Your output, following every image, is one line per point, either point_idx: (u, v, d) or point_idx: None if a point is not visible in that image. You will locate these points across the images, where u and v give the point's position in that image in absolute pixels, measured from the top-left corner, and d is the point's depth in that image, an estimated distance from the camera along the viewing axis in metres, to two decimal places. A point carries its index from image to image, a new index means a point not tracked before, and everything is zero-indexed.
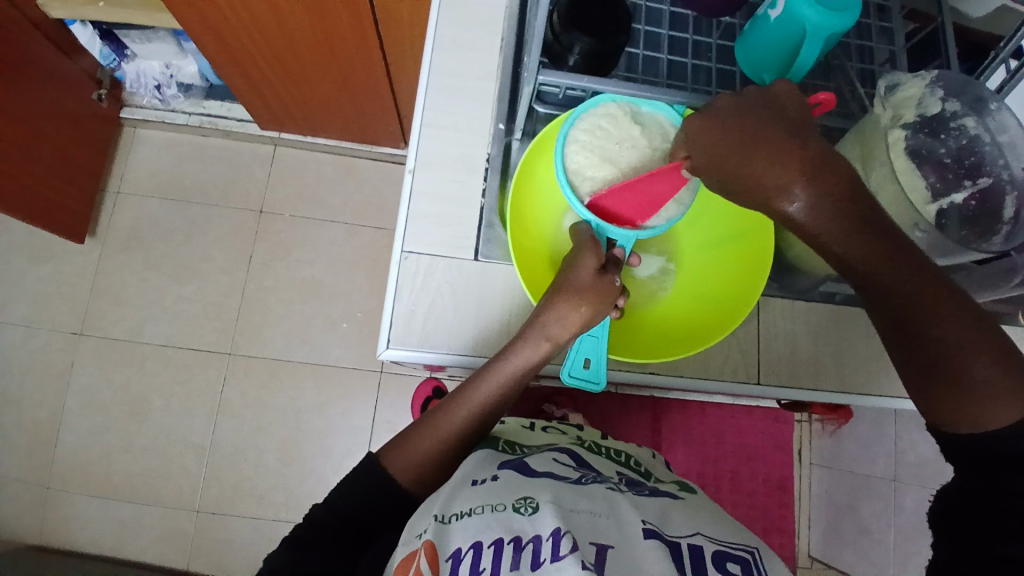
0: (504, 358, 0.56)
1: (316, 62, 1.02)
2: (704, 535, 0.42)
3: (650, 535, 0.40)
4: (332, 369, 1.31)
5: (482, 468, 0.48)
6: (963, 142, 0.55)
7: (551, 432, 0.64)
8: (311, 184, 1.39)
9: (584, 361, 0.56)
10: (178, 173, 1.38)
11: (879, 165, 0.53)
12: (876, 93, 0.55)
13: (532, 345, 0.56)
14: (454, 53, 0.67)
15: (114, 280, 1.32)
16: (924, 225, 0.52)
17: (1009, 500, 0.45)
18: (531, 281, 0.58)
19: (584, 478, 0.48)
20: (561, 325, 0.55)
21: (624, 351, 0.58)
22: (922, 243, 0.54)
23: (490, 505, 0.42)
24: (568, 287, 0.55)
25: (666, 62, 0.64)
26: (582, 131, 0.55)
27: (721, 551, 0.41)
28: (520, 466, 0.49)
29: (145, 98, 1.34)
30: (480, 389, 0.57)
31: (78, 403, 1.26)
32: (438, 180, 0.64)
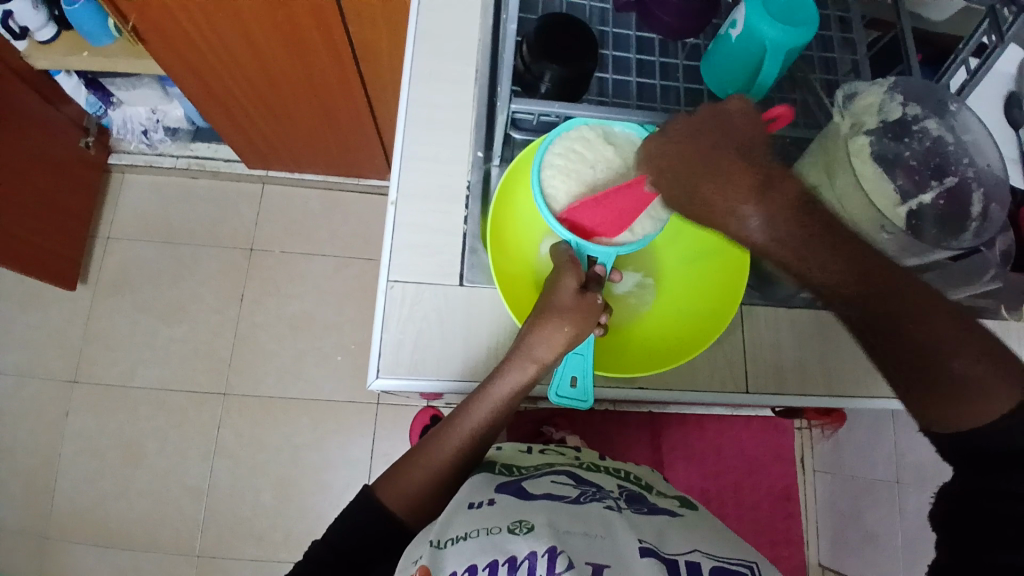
0: (489, 384, 0.53)
1: (296, 95, 1.08)
2: (702, 551, 0.42)
3: (647, 554, 0.40)
4: (327, 403, 1.33)
5: (479, 491, 0.48)
6: (926, 143, 0.56)
7: (547, 453, 0.62)
8: (298, 220, 1.43)
9: (571, 379, 0.53)
10: (164, 218, 1.42)
11: (843, 173, 0.53)
12: (835, 102, 0.56)
13: (518, 368, 0.53)
14: (429, 85, 0.68)
15: (105, 328, 1.35)
16: (890, 227, 0.51)
17: (1005, 502, 0.42)
18: (511, 302, 0.57)
19: (583, 497, 0.47)
20: (547, 346, 0.52)
21: (610, 367, 0.58)
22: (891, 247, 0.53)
23: (485, 529, 0.42)
24: (549, 308, 0.52)
25: (635, 84, 0.65)
26: (556, 155, 0.56)
27: (720, 567, 0.40)
28: (517, 490, 0.48)
29: (132, 143, 1.38)
30: (467, 418, 0.54)
31: (74, 451, 1.28)
32: (421, 210, 0.64)
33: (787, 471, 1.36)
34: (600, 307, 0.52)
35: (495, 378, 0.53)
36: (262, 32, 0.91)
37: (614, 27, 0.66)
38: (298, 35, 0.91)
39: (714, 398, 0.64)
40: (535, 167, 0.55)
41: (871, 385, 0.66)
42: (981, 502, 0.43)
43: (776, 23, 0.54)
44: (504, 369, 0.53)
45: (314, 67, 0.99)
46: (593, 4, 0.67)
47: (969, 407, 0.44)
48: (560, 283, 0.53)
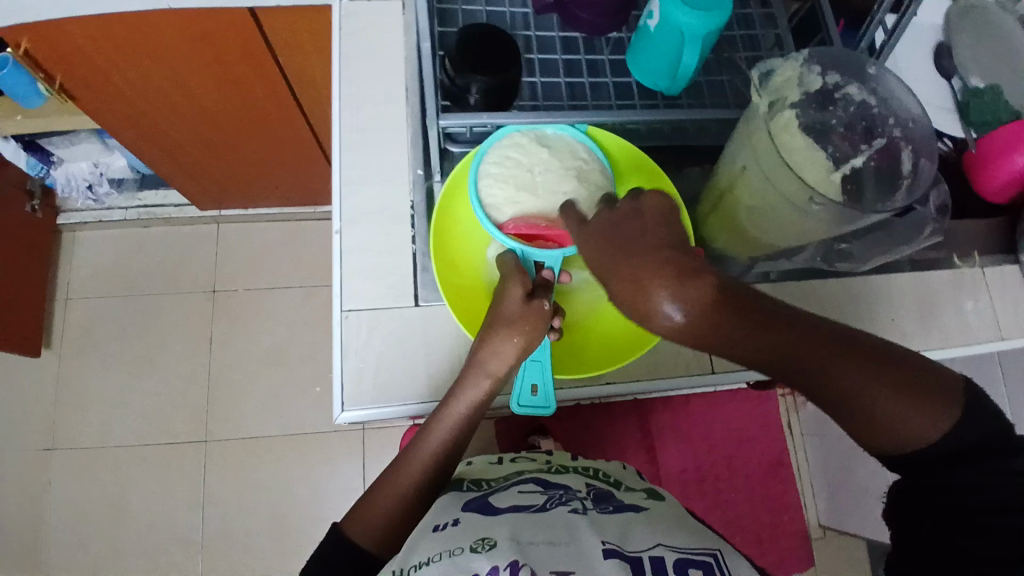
0: (449, 402, 0.52)
1: (237, 132, 1.07)
2: (665, 545, 0.43)
3: (611, 554, 0.40)
4: (311, 436, 1.32)
5: (444, 513, 0.48)
6: (851, 110, 0.57)
7: (517, 461, 0.62)
8: (260, 255, 1.41)
9: (531, 388, 0.53)
10: (122, 271, 1.39)
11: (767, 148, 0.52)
12: (754, 80, 0.55)
13: (475, 383, 0.52)
14: (360, 109, 0.67)
15: (76, 390, 1.32)
16: (818, 198, 0.50)
17: (948, 494, 0.44)
18: (465, 316, 0.57)
19: (548, 504, 0.48)
20: (500, 358, 0.52)
21: (570, 370, 0.58)
22: (823, 216, 0.52)
23: (449, 551, 0.42)
24: (499, 319, 0.52)
25: (565, 85, 0.65)
26: (491, 164, 0.56)
27: (683, 559, 0.42)
28: (482, 506, 0.48)
29: (79, 200, 1.35)
30: (432, 439, 0.53)
31: (59, 520, 1.25)
32: (365, 235, 0.64)
33: (776, 439, 1.38)
34: (547, 311, 0.52)
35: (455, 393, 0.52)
36: (192, 73, 0.89)
37: (537, 30, 0.67)
38: (226, 71, 0.90)
39: (678, 383, 0.64)
40: (471, 179, 0.55)
41: None
42: (934, 497, 0.45)
43: (691, 10, 0.55)
44: (461, 382, 0.52)
45: (250, 101, 0.98)
46: (511, 9, 0.67)
47: (899, 434, 0.44)
48: (506, 292, 0.53)
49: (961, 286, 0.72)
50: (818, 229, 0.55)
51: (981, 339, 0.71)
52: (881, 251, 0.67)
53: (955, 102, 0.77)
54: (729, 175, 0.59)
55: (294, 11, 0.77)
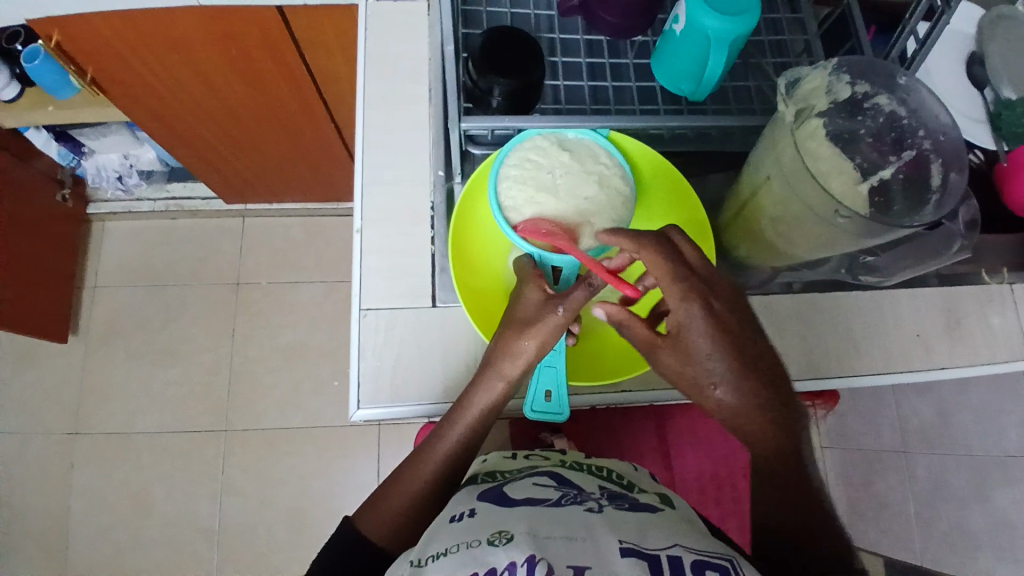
0: (463, 405, 0.53)
1: (263, 128, 1.08)
2: (682, 546, 0.42)
3: (627, 553, 0.40)
4: (328, 430, 1.33)
5: (463, 502, 0.48)
6: (881, 122, 0.56)
7: (531, 457, 0.62)
8: (282, 250, 1.43)
9: (546, 393, 0.54)
10: (148, 262, 1.42)
11: (791, 159, 0.52)
12: (780, 89, 0.55)
13: (487, 388, 0.52)
14: (384, 108, 0.68)
15: (101, 378, 1.35)
16: (844, 210, 0.49)
17: None
18: (481, 318, 0.57)
19: (563, 500, 0.48)
20: (512, 362, 0.52)
21: (585, 375, 0.58)
22: (847, 229, 0.51)
23: (465, 543, 0.42)
24: (512, 323, 0.52)
25: (588, 88, 0.65)
26: (511, 167, 0.56)
27: (700, 560, 0.41)
28: (498, 497, 0.48)
29: (109, 191, 1.38)
30: (445, 440, 0.54)
31: (82, 505, 1.28)
32: (386, 235, 0.64)
33: None
34: (562, 321, 0.51)
35: (468, 393, 0.53)
36: (222, 71, 0.91)
37: (561, 33, 0.67)
38: (252, 67, 0.91)
39: None
40: (491, 183, 0.55)
41: (848, 359, 0.66)
42: None
43: (715, 13, 0.54)
44: (475, 384, 0.53)
45: (277, 98, 0.99)
46: (536, 11, 0.67)
47: None
48: (523, 295, 0.53)
49: (991, 301, 0.70)
50: (841, 242, 0.54)
51: (1011, 356, 0.69)
52: (909, 265, 0.65)
53: (987, 113, 0.76)
54: (752, 184, 0.59)
55: (321, 10, 0.78)
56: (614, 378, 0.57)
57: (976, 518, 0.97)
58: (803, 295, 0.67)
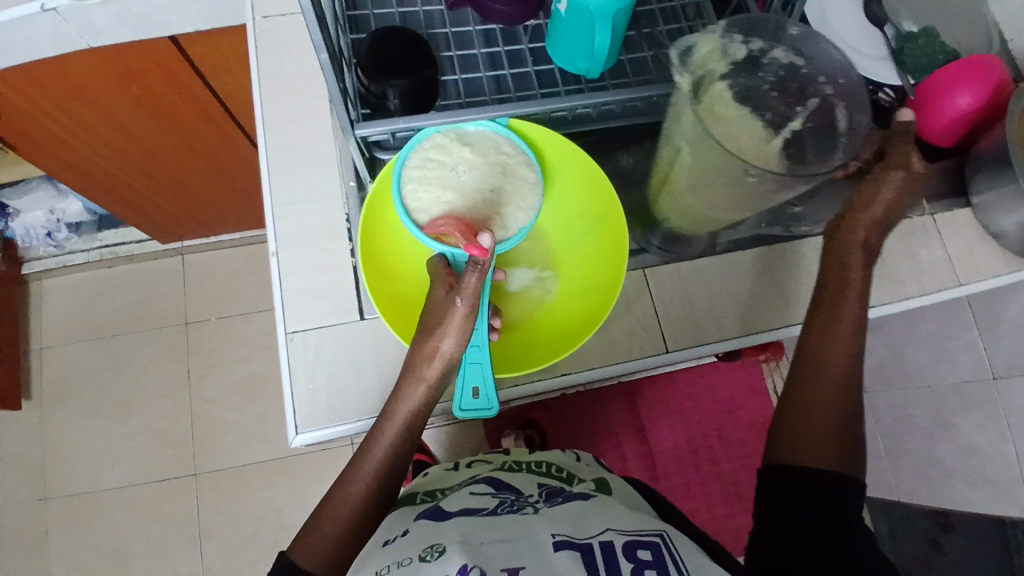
0: (391, 411, 0.52)
1: (183, 163, 1.06)
2: (614, 530, 0.43)
3: (561, 546, 0.40)
4: (300, 458, 1.31)
5: (395, 526, 0.47)
6: (782, 77, 0.56)
7: (472, 465, 0.61)
8: (227, 284, 1.40)
9: (473, 391, 0.53)
10: (92, 315, 1.38)
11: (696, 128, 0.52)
12: (673, 62, 0.54)
13: (410, 391, 0.51)
14: (286, 128, 0.67)
15: (59, 440, 1.31)
16: (752, 169, 0.49)
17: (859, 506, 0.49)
18: (400, 324, 0.57)
19: (499, 507, 0.47)
20: (430, 362, 0.51)
21: (516, 367, 0.58)
22: (759, 186, 0.52)
23: (397, 563, 0.41)
24: (425, 324, 0.51)
25: (486, 79, 0.64)
26: (414, 168, 0.55)
27: (632, 541, 0.42)
28: (433, 514, 0.48)
29: (40, 248, 1.33)
30: (376, 452, 0.52)
31: (59, 570, 1.24)
32: (304, 254, 0.63)
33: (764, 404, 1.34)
34: (464, 312, 0.50)
35: (392, 400, 0.52)
36: (127, 112, 0.88)
37: (453, 27, 0.66)
38: (156, 103, 0.88)
39: (630, 365, 0.64)
40: (394, 186, 0.54)
41: (776, 315, 0.66)
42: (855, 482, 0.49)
43: None
44: (398, 389, 0.52)
45: (190, 130, 0.97)
46: (425, 8, 0.66)
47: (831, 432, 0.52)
48: (431, 294, 0.53)
49: (911, 238, 0.71)
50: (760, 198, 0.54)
51: (935, 286, 0.71)
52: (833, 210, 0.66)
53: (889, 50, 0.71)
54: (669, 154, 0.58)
55: (214, 38, 0.76)
56: (542, 365, 0.56)
57: (943, 445, 0.99)
58: (728, 254, 0.67)
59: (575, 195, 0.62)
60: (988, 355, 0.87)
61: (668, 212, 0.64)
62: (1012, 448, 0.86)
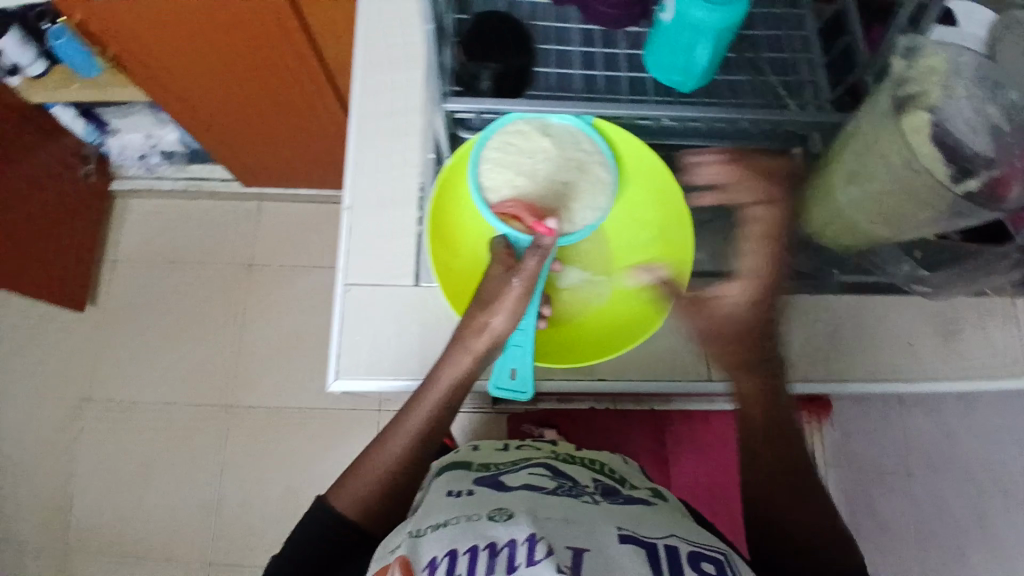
0: (433, 378, 0.54)
1: (277, 112, 1.09)
2: (678, 538, 0.51)
3: (625, 540, 0.48)
4: (330, 412, 1.35)
5: (458, 482, 0.57)
6: (985, 133, 0.53)
7: (524, 448, 0.69)
8: (295, 235, 1.46)
9: (511, 372, 0.55)
10: (168, 239, 1.46)
11: (879, 118, 0.53)
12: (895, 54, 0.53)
13: (453, 363, 0.54)
14: (379, 91, 0.69)
15: (115, 348, 1.39)
16: (915, 161, 0.50)
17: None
18: (454, 296, 0.59)
19: (559, 489, 0.56)
20: (480, 336, 0.54)
21: (560, 359, 0.59)
22: (903, 186, 0.52)
23: (466, 516, 0.50)
24: (484, 299, 0.54)
25: (579, 76, 0.65)
26: (492, 149, 0.57)
27: (696, 553, 0.49)
28: (496, 482, 0.57)
29: (132, 168, 1.43)
30: (412, 417, 0.55)
31: (89, 469, 1.32)
32: (372, 213, 0.66)
33: None
34: (517, 293, 0.54)
35: (434, 369, 0.54)
36: (238, 57, 0.93)
37: (555, 21, 0.66)
38: (265, 54, 0.93)
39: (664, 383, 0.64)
40: (470, 164, 0.56)
41: (828, 363, 0.66)
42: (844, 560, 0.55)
43: (705, 5, 0.54)
44: (444, 357, 0.54)
45: (291, 84, 1.01)
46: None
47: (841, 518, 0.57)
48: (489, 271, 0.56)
49: (989, 316, 0.68)
50: (914, 211, 0.54)
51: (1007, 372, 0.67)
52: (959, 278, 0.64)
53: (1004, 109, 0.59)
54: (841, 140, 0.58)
55: None
56: (582, 363, 0.58)
57: None
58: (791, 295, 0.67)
59: (647, 204, 0.62)
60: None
61: (812, 206, 0.64)
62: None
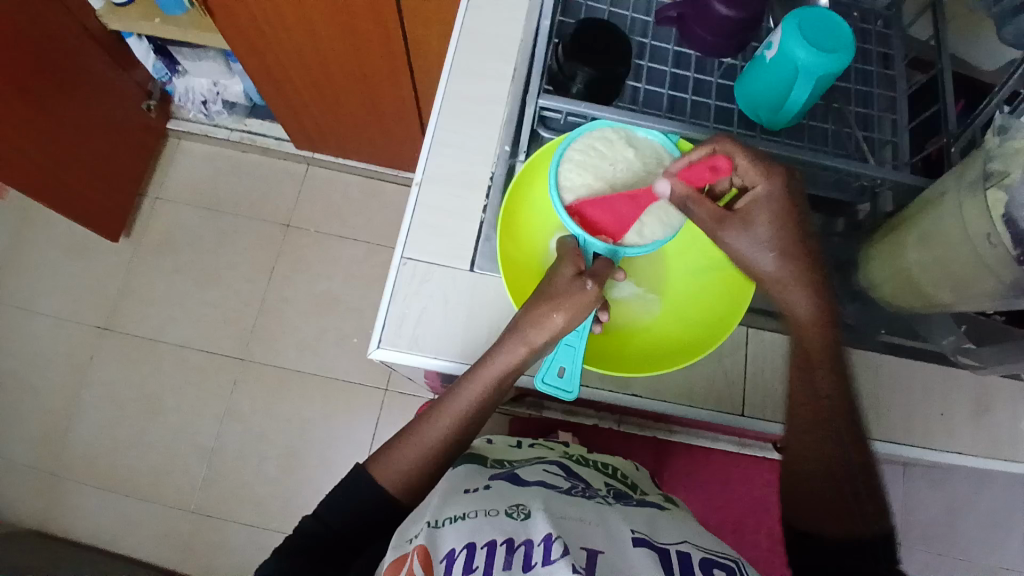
0: (487, 362, 0.57)
1: (346, 82, 1.10)
2: (692, 543, 0.48)
3: (639, 543, 0.47)
4: (339, 383, 1.36)
5: (472, 480, 0.57)
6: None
7: (536, 445, 0.68)
8: (337, 204, 1.47)
9: (558, 370, 0.55)
10: (212, 186, 1.47)
11: (969, 183, 0.52)
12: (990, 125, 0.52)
13: (508, 351, 0.56)
14: (468, 78, 0.71)
15: (141, 283, 1.41)
16: (995, 235, 0.50)
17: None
18: (512, 288, 0.58)
19: (574, 490, 0.55)
20: (539, 330, 0.55)
21: (605, 365, 0.58)
22: (975, 257, 0.52)
23: (484, 510, 0.50)
24: (547, 292, 0.55)
25: (667, 96, 0.66)
26: (576, 151, 0.57)
27: (708, 559, 0.47)
28: (511, 477, 0.57)
29: (191, 112, 1.45)
30: (456, 401, 0.59)
31: (96, 396, 1.33)
32: (442, 193, 0.67)
33: None
34: (588, 295, 0.54)
35: (490, 353, 0.57)
36: (328, 24, 0.95)
37: (653, 40, 0.68)
38: (353, 25, 0.95)
39: (697, 412, 0.64)
40: (553, 160, 0.56)
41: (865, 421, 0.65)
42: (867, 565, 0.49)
43: (810, 47, 0.55)
44: (501, 343, 0.57)
45: (369, 60, 1.03)
46: (633, 15, 0.68)
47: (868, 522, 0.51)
48: (557, 269, 0.56)
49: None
50: (981, 284, 0.53)
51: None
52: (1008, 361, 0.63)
53: None
54: (921, 206, 0.58)
55: None
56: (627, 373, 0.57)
57: None
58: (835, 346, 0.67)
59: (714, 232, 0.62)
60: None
61: (874, 260, 0.64)
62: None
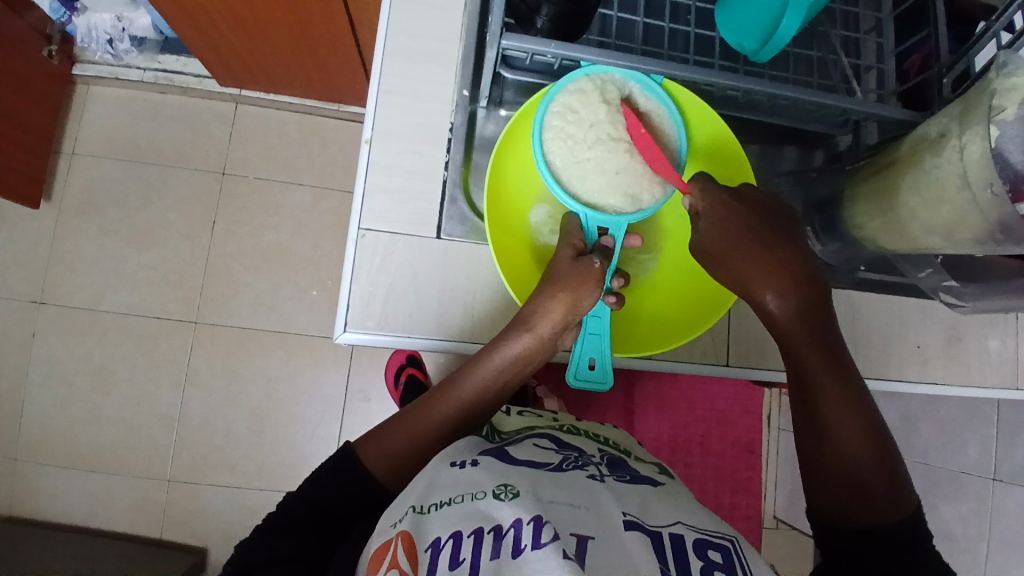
0: (496, 351, 0.57)
1: (271, 13, 0.96)
2: (685, 524, 0.46)
3: (631, 526, 0.43)
4: (300, 338, 1.30)
5: (463, 451, 0.51)
6: None
7: (525, 412, 0.63)
8: (275, 146, 1.35)
9: (589, 362, 0.57)
10: (133, 135, 1.33)
11: (976, 123, 0.47)
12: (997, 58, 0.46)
13: (518, 340, 0.56)
14: (413, 9, 0.62)
15: (70, 249, 1.29)
16: (997, 185, 0.45)
17: None
18: (511, 273, 0.57)
19: (565, 465, 0.50)
20: (547, 319, 0.56)
21: (626, 344, 0.59)
22: (974, 206, 0.48)
23: (471, 493, 0.45)
24: (553, 280, 0.55)
25: (641, 26, 0.60)
26: (555, 114, 0.55)
27: (702, 540, 0.44)
28: (500, 453, 0.51)
29: (97, 53, 1.27)
30: (464, 389, 0.58)
31: (41, 375, 1.25)
32: (396, 151, 0.60)
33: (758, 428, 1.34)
34: (597, 275, 0.55)
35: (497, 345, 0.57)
36: None
37: None
38: None
39: (685, 365, 0.63)
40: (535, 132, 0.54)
41: None
42: None
43: None
44: (512, 335, 0.56)
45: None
46: None
47: None
48: (557, 253, 0.57)
49: (990, 322, 0.71)
50: (970, 225, 0.49)
51: (995, 379, 0.71)
52: (991, 296, 0.61)
53: None
54: (914, 144, 0.54)
55: None
56: (653, 350, 0.58)
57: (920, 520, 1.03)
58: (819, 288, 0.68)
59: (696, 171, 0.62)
60: (997, 457, 0.91)
61: (864, 214, 0.60)
62: (985, 549, 0.92)
